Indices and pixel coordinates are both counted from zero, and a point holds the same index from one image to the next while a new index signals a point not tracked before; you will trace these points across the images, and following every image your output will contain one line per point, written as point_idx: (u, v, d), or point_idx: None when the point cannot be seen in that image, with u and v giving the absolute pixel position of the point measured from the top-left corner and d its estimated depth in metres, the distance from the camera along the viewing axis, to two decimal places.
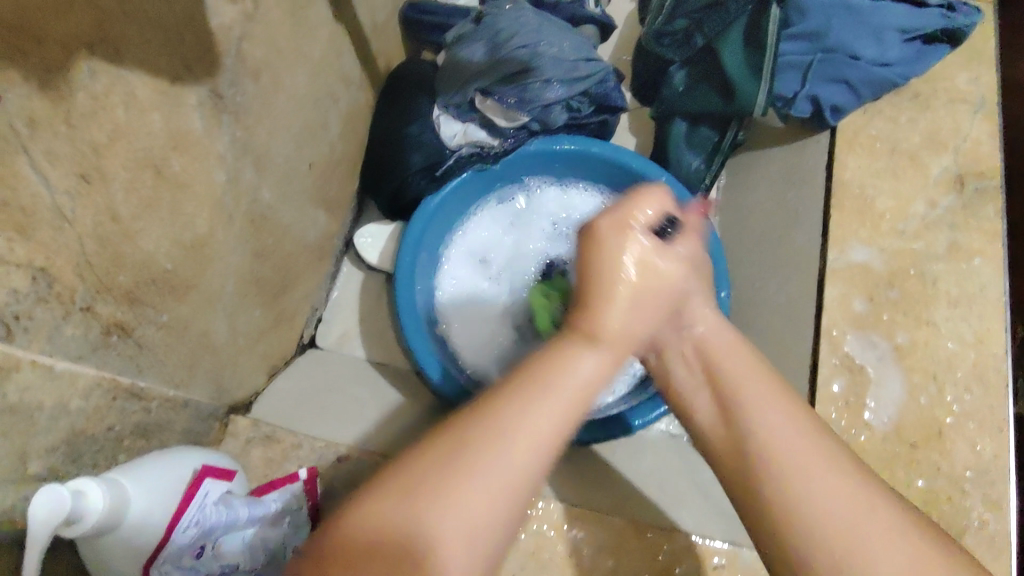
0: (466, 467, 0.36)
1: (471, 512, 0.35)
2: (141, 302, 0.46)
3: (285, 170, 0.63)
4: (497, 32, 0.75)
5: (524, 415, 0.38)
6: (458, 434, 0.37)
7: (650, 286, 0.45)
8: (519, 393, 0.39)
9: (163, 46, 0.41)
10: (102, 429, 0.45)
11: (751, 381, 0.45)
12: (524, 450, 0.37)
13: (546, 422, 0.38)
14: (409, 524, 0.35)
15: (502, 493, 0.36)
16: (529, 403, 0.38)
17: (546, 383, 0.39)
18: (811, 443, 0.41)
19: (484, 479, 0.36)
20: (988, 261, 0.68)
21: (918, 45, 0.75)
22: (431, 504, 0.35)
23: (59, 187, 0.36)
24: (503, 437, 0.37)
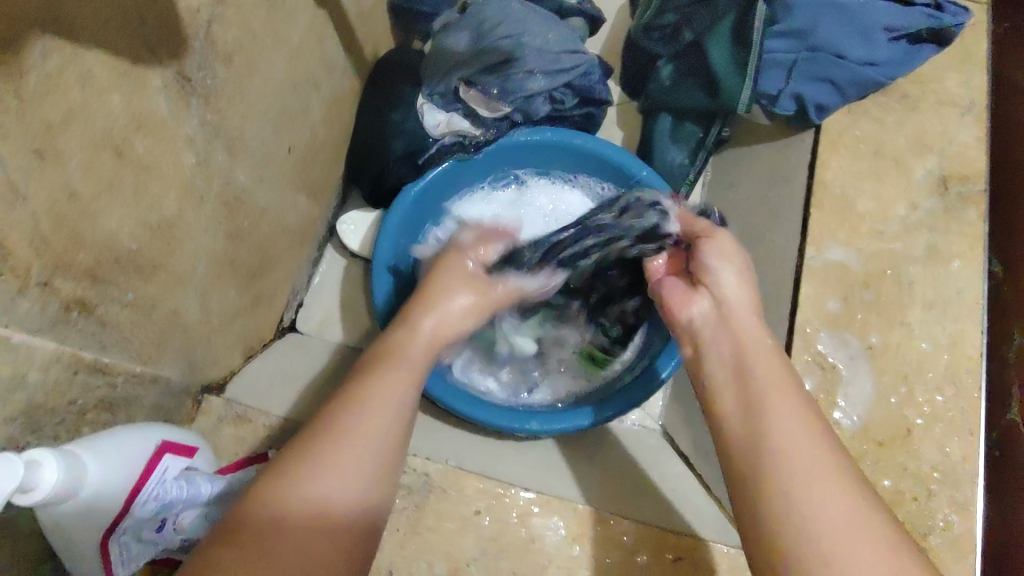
0: (333, 438, 0.42)
1: (350, 465, 0.41)
2: (103, 281, 0.46)
3: (261, 154, 0.63)
4: (482, 21, 0.75)
5: (376, 393, 0.45)
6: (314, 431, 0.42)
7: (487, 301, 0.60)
8: (381, 370, 0.48)
9: (121, 26, 0.42)
10: (64, 403, 0.46)
11: (779, 397, 0.45)
12: (380, 406, 0.45)
13: (395, 393, 0.46)
14: (285, 489, 0.39)
15: (350, 470, 0.41)
16: (378, 378, 0.47)
17: (391, 360, 0.49)
18: (818, 458, 0.41)
19: (335, 458, 0.41)
20: (967, 264, 0.67)
21: (904, 45, 0.74)
22: (305, 470, 0.40)
23: (12, 163, 0.37)
24: (335, 436, 0.42)
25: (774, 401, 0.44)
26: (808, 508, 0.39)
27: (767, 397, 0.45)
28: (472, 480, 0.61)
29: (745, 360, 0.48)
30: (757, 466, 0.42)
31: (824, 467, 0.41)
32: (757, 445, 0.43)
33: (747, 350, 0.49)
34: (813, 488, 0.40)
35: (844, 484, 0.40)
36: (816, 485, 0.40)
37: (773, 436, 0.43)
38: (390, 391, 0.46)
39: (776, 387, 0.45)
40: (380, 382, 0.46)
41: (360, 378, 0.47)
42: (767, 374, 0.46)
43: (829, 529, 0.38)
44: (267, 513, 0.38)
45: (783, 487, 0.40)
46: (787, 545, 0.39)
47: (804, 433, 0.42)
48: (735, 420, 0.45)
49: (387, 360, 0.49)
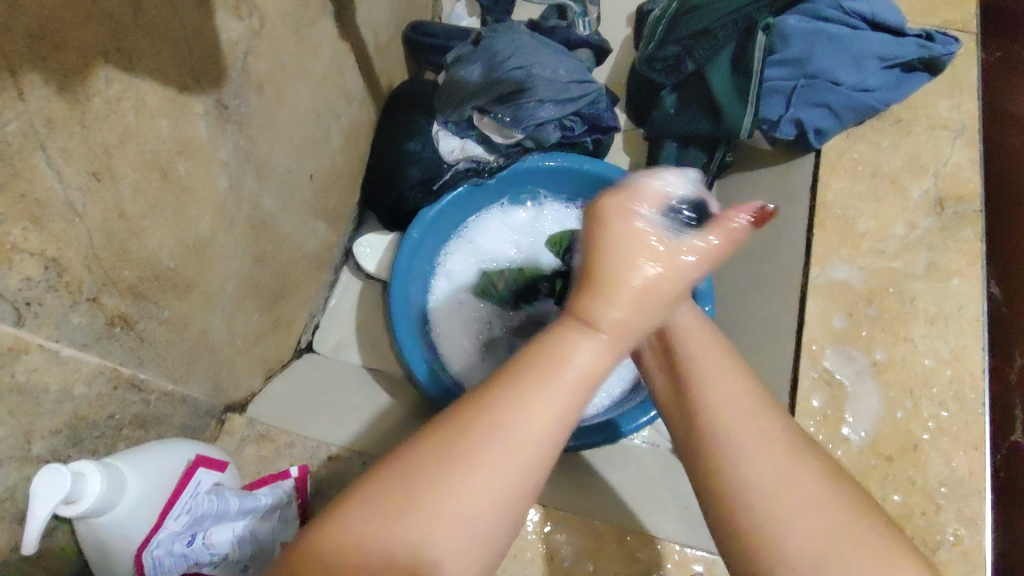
0: (493, 427, 0.35)
1: (471, 505, 0.34)
2: (143, 297, 0.48)
3: (285, 179, 0.66)
4: (495, 53, 0.79)
5: (533, 401, 0.36)
6: (453, 428, 0.36)
7: (664, 281, 0.42)
8: (527, 378, 0.37)
9: (172, 57, 0.45)
10: (103, 417, 0.47)
11: (722, 392, 0.42)
12: (548, 413, 0.36)
13: (559, 400, 0.37)
14: (420, 491, 0.34)
15: (502, 485, 0.35)
16: (530, 391, 0.36)
17: (551, 370, 0.37)
18: (775, 460, 0.39)
19: (480, 466, 0.35)
20: (965, 280, 0.70)
21: (898, 73, 0.78)
22: (421, 496, 0.34)
23: (73, 182, 0.39)
24: (501, 426, 0.35)
25: (729, 418, 0.41)
26: (794, 543, 0.36)
27: (726, 419, 0.41)
28: None
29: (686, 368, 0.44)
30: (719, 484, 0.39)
31: (808, 484, 0.38)
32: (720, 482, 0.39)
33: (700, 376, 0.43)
34: (797, 521, 0.36)
35: (826, 500, 0.37)
36: (800, 515, 0.36)
37: (716, 447, 0.40)
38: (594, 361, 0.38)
39: (712, 382, 0.43)
40: (530, 403, 0.36)
41: (512, 394, 0.36)
42: (723, 388, 0.42)
43: (831, 573, 0.35)
44: (358, 540, 0.34)
45: (771, 532, 0.37)
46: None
47: (779, 458, 0.39)
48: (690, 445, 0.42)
49: (549, 361, 0.37)
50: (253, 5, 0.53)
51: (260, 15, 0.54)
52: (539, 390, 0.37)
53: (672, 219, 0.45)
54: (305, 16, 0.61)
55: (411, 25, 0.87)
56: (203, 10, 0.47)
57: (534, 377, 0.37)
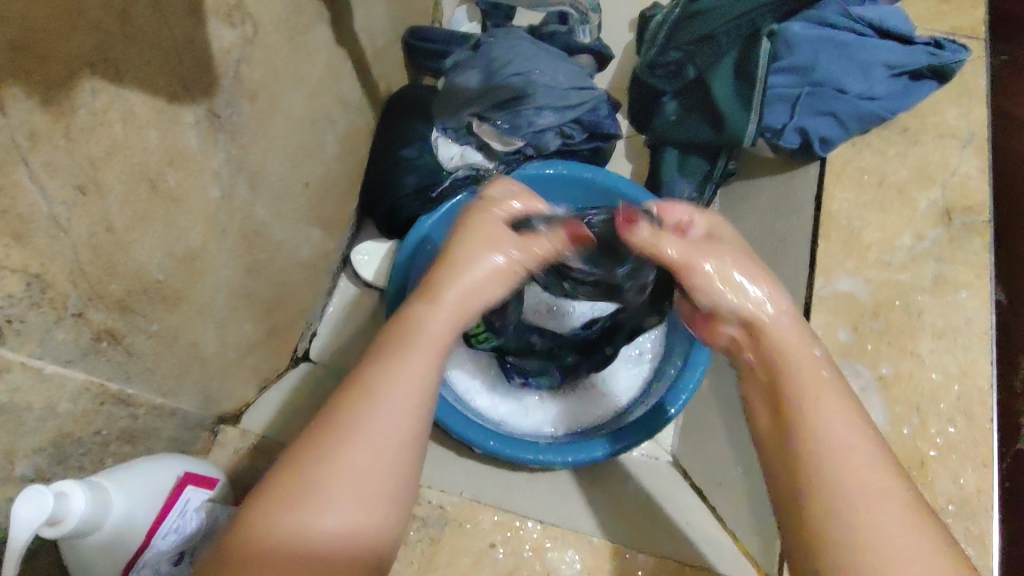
0: (357, 403, 0.40)
1: (361, 466, 0.38)
2: (131, 310, 0.47)
3: (280, 188, 0.65)
4: (493, 59, 0.77)
5: (387, 373, 0.41)
6: (329, 408, 0.40)
7: (510, 264, 0.49)
8: (388, 355, 0.42)
9: (162, 67, 0.44)
10: (89, 434, 0.47)
11: (819, 386, 0.43)
12: (409, 368, 0.42)
13: (411, 376, 0.41)
14: (313, 464, 0.38)
15: (382, 447, 0.39)
16: (391, 363, 0.42)
17: (407, 347, 0.43)
18: (875, 471, 0.39)
19: (359, 433, 0.39)
20: (973, 293, 0.68)
21: (905, 80, 0.77)
22: (312, 467, 0.37)
23: (57, 197, 0.38)
24: (369, 399, 0.40)
25: (821, 396, 0.42)
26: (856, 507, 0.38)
27: (809, 404, 0.42)
28: (487, 512, 0.61)
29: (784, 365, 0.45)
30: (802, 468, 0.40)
31: (869, 458, 0.39)
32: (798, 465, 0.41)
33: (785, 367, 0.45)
34: (860, 486, 0.38)
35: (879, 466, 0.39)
36: (858, 485, 0.38)
37: (812, 433, 0.41)
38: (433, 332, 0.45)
39: (806, 381, 0.43)
40: (383, 372, 0.41)
41: (376, 368, 0.42)
42: (813, 377, 0.44)
43: (887, 542, 0.36)
44: (287, 533, 0.36)
45: (832, 507, 0.38)
46: (839, 546, 0.37)
47: (852, 435, 0.40)
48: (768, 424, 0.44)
49: (407, 338, 0.43)
50: (247, 13, 0.52)
51: (254, 22, 0.53)
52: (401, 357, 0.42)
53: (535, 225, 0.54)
54: (301, 23, 0.60)
55: (411, 30, 0.86)
56: (194, 19, 0.46)
57: (383, 370, 0.41)
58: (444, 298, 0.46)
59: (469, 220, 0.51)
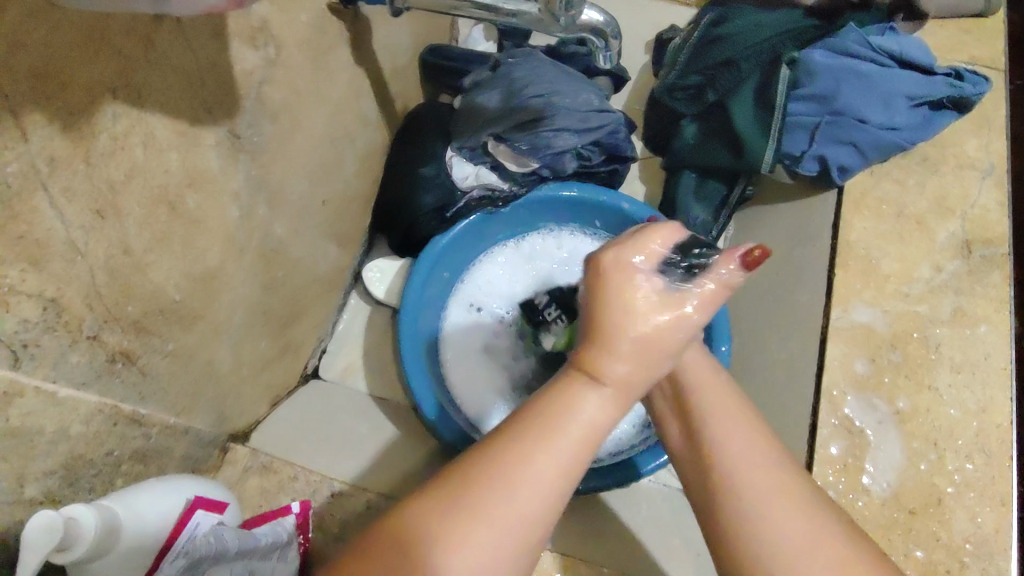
0: (508, 478, 0.37)
1: (482, 540, 0.36)
2: (147, 331, 0.47)
3: (298, 206, 0.65)
4: (513, 80, 0.77)
5: (522, 458, 0.38)
6: (446, 497, 0.37)
7: (645, 357, 0.41)
8: (525, 440, 0.38)
9: (184, 90, 0.44)
10: (101, 455, 0.46)
11: (734, 438, 0.46)
12: (554, 476, 0.38)
13: (543, 469, 0.38)
14: (427, 529, 0.36)
15: (512, 519, 0.37)
16: (532, 450, 0.38)
17: (496, 487, 0.37)
18: (770, 475, 0.43)
19: (509, 487, 0.37)
20: (993, 327, 0.67)
21: (925, 111, 0.76)
22: (440, 529, 0.36)
23: (75, 222, 0.38)
24: (508, 484, 0.37)
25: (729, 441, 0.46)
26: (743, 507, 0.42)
27: (705, 414, 0.48)
28: None
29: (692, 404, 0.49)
30: (714, 485, 0.44)
31: (755, 456, 0.44)
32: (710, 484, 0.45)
33: (698, 395, 0.49)
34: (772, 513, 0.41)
35: (788, 497, 0.42)
36: (753, 471, 0.44)
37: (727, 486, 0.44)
38: (539, 471, 0.37)
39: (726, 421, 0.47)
40: (529, 452, 0.38)
41: (496, 448, 0.38)
42: (711, 405, 0.48)
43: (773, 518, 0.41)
44: (392, 572, 0.35)
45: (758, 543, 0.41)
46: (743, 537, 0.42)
47: (742, 435, 0.46)
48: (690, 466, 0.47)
49: (552, 418, 0.39)
50: (271, 34, 0.52)
51: (277, 44, 0.53)
52: (552, 429, 0.39)
53: (672, 267, 0.43)
54: (323, 43, 0.60)
55: (428, 50, 0.87)
56: (218, 41, 0.46)
57: (521, 453, 0.38)
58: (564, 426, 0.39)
59: (598, 280, 0.43)
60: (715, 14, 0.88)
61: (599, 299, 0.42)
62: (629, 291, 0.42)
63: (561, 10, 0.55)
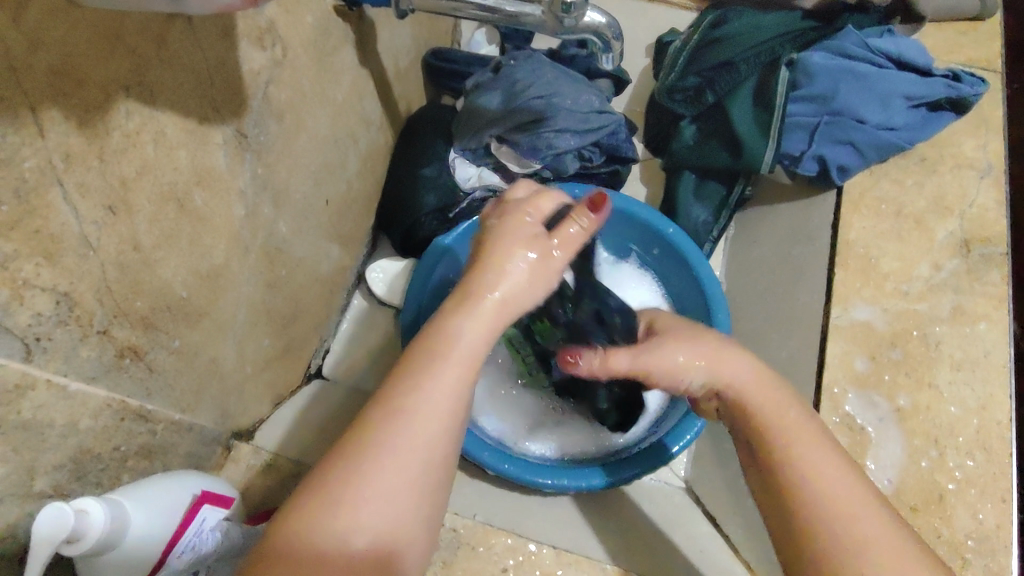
0: (391, 423, 0.38)
1: (388, 473, 0.37)
2: (154, 328, 0.47)
3: (302, 206, 0.65)
4: (514, 82, 0.78)
5: (416, 388, 0.40)
6: (348, 440, 0.39)
7: (530, 274, 0.46)
8: (412, 379, 0.40)
9: (193, 89, 0.45)
10: (108, 449, 0.46)
11: (801, 436, 0.44)
12: (433, 420, 0.39)
13: (439, 396, 0.40)
14: (320, 497, 0.36)
15: (412, 458, 0.38)
16: (423, 382, 0.40)
17: (393, 415, 0.39)
18: (854, 486, 0.42)
19: (400, 435, 0.38)
20: (992, 324, 0.68)
21: (923, 111, 0.77)
22: (339, 490, 0.36)
23: (88, 217, 0.38)
24: (401, 414, 0.39)
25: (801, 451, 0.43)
26: (828, 515, 0.40)
27: (787, 438, 0.44)
28: (501, 536, 0.59)
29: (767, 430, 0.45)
30: (787, 488, 0.43)
31: (845, 482, 0.42)
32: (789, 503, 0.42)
33: (756, 399, 0.47)
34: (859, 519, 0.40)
35: (858, 481, 0.42)
36: (833, 480, 0.42)
37: (806, 496, 0.42)
38: (432, 401, 0.40)
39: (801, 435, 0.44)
40: (415, 387, 0.40)
41: (395, 392, 0.40)
42: (788, 423, 0.45)
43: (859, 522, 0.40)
44: (310, 537, 0.35)
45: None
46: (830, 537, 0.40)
47: (822, 451, 0.43)
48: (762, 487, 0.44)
49: (438, 345, 0.42)
50: (277, 35, 0.53)
51: (283, 45, 0.54)
52: (437, 350, 0.42)
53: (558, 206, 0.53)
54: (327, 45, 0.61)
55: (431, 52, 0.88)
56: (226, 41, 0.47)
57: (411, 385, 0.40)
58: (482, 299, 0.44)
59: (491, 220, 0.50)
60: (714, 17, 0.89)
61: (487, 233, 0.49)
62: (512, 235, 0.48)
63: (564, 10, 0.56)
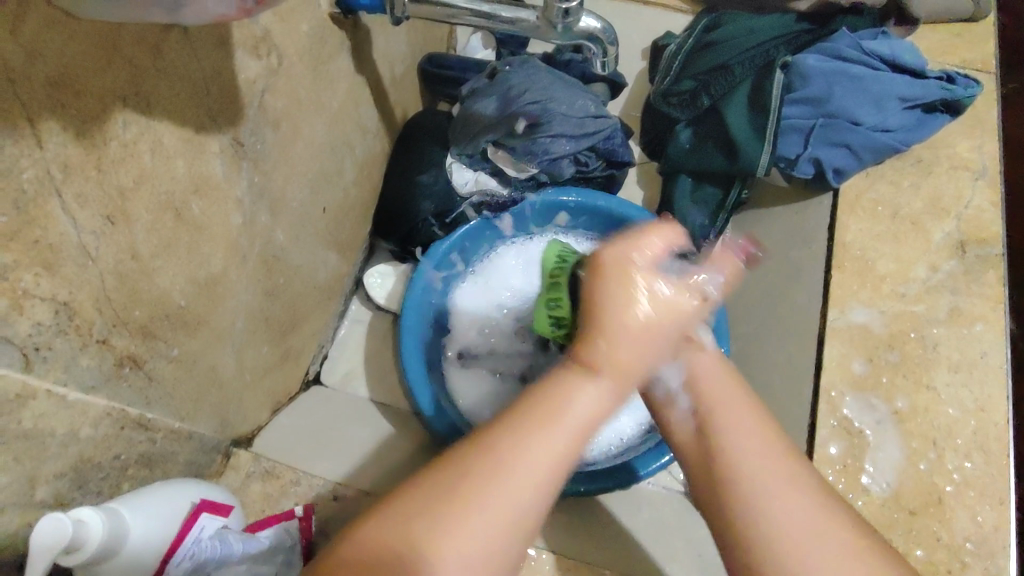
0: (489, 475, 0.37)
1: (477, 531, 0.36)
2: (153, 336, 0.48)
3: (299, 213, 0.66)
4: (510, 87, 0.78)
5: (518, 449, 0.38)
6: (430, 486, 0.38)
7: (666, 317, 0.42)
8: (519, 428, 0.39)
9: (190, 98, 0.45)
10: (108, 458, 0.46)
11: (732, 413, 0.45)
12: (525, 488, 0.38)
13: (543, 454, 0.38)
14: (414, 541, 0.36)
15: (518, 507, 0.37)
16: (528, 437, 0.39)
17: (493, 473, 0.37)
18: (785, 480, 0.42)
19: (508, 483, 0.37)
20: (989, 326, 0.68)
21: (918, 113, 0.78)
22: (424, 535, 0.36)
23: (87, 226, 0.39)
24: (501, 474, 0.38)
25: (727, 431, 0.44)
26: (754, 519, 0.40)
27: (714, 410, 0.46)
28: None
29: (702, 389, 0.47)
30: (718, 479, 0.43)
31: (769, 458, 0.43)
32: (716, 471, 0.43)
33: (707, 385, 0.47)
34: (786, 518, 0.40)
35: (795, 488, 0.41)
36: (766, 475, 0.42)
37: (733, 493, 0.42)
38: (534, 461, 0.38)
39: (727, 413, 0.45)
40: (523, 440, 0.39)
41: (490, 433, 0.40)
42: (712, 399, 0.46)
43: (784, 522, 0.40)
44: (392, 569, 0.35)
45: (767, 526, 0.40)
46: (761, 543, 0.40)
47: (753, 436, 0.44)
48: (694, 451, 0.45)
49: (552, 405, 0.40)
50: (273, 44, 0.53)
51: (279, 53, 0.54)
52: (550, 419, 0.39)
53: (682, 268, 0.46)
54: (323, 53, 0.61)
55: (426, 58, 0.88)
56: (223, 50, 0.47)
57: (512, 438, 0.39)
58: (602, 366, 0.40)
59: (603, 280, 0.42)
60: (709, 20, 0.90)
61: (592, 300, 0.42)
62: (635, 304, 0.41)
63: (559, 15, 0.57)
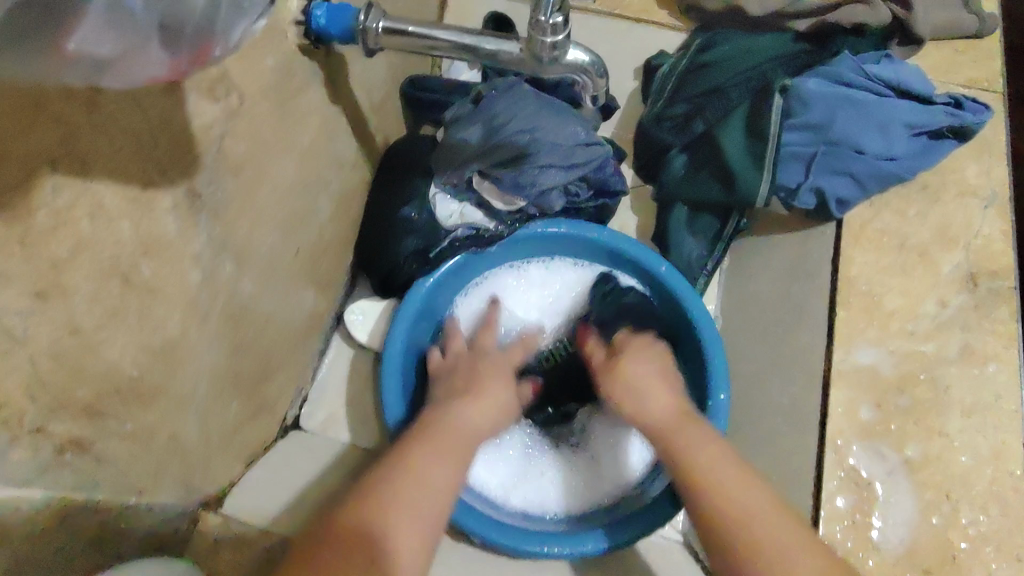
0: (401, 484, 0.53)
1: (400, 534, 0.49)
2: (101, 414, 0.43)
3: (269, 259, 0.61)
4: (493, 115, 0.73)
5: (430, 465, 0.55)
6: (373, 485, 0.52)
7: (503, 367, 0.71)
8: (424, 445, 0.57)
9: (135, 154, 0.41)
10: (50, 552, 0.42)
11: (706, 476, 0.56)
12: (418, 507, 0.52)
13: (441, 479, 0.55)
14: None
15: (423, 509, 0.52)
16: (437, 456, 0.57)
17: (410, 477, 0.54)
18: (765, 506, 0.53)
19: (416, 490, 0.53)
20: (1003, 366, 0.65)
21: (925, 140, 0.74)
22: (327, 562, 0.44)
23: (12, 307, 0.34)
24: (409, 475, 0.54)
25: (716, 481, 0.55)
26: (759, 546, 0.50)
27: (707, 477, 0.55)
28: None
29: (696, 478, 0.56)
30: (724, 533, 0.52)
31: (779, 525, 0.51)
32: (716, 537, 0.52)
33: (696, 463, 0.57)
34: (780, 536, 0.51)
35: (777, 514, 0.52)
36: (753, 510, 0.52)
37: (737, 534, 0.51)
38: (424, 485, 0.54)
39: (727, 485, 0.54)
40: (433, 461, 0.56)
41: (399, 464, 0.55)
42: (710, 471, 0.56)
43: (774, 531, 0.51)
44: None
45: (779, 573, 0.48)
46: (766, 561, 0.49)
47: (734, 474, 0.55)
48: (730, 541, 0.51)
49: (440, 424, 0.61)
50: (232, 85, 0.49)
51: (239, 93, 0.50)
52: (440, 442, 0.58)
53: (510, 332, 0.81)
54: (291, 88, 0.57)
55: (408, 81, 0.83)
56: (172, 97, 0.43)
57: (428, 460, 0.56)
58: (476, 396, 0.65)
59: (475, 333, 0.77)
60: (703, 40, 0.85)
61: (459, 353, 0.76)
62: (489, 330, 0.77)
63: (543, 50, 0.52)
